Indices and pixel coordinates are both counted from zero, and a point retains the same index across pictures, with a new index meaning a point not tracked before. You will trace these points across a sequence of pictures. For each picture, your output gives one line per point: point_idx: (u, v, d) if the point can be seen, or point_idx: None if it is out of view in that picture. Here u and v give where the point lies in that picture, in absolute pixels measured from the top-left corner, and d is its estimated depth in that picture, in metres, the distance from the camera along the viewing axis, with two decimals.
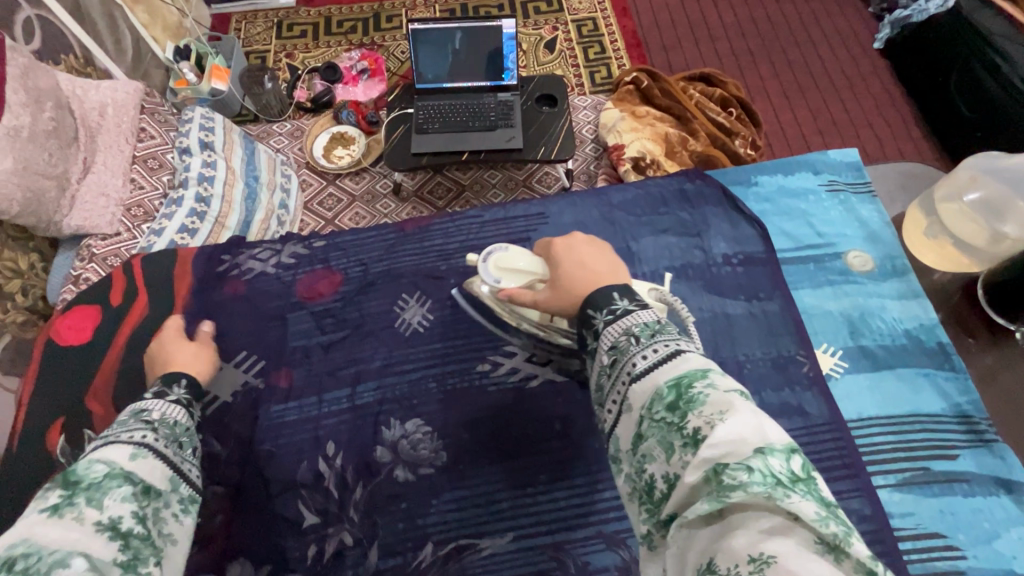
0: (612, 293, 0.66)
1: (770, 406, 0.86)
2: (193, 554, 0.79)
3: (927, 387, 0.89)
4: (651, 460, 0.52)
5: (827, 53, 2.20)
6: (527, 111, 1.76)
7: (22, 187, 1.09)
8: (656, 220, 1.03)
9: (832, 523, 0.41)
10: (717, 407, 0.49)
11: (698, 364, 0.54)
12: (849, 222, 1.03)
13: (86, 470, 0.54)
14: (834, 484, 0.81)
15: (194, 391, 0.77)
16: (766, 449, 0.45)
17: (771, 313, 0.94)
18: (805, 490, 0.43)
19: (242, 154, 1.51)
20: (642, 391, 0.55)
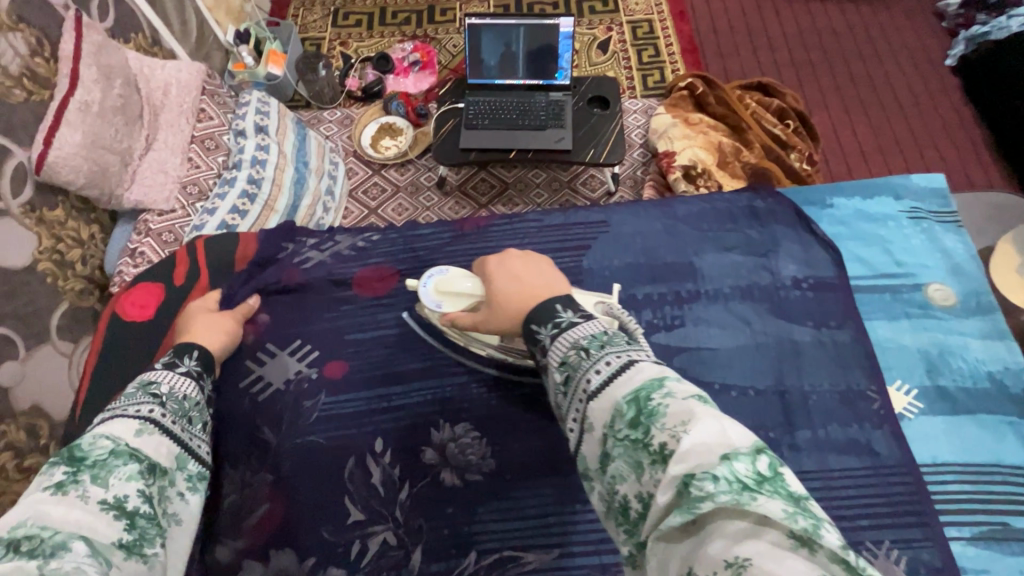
0: (555, 305, 0.64)
1: (835, 442, 0.83)
2: (239, 539, 0.80)
3: (1010, 436, 0.84)
4: (621, 480, 0.49)
5: (894, 68, 2.10)
6: (578, 111, 1.72)
7: (89, 160, 1.14)
8: (722, 237, 0.99)
9: (802, 517, 0.40)
10: (678, 417, 0.47)
11: (654, 372, 0.52)
12: (931, 252, 0.96)
13: (91, 446, 0.56)
14: (901, 531, 0.77)
15: (205, 365, 0.77)
16: (731, 453, 0.43)
17: (842, 343, 0.89)
18: (772, 490, 0.42)
19: (294, 140, 1.51)
20: (601, 408, 0.52)
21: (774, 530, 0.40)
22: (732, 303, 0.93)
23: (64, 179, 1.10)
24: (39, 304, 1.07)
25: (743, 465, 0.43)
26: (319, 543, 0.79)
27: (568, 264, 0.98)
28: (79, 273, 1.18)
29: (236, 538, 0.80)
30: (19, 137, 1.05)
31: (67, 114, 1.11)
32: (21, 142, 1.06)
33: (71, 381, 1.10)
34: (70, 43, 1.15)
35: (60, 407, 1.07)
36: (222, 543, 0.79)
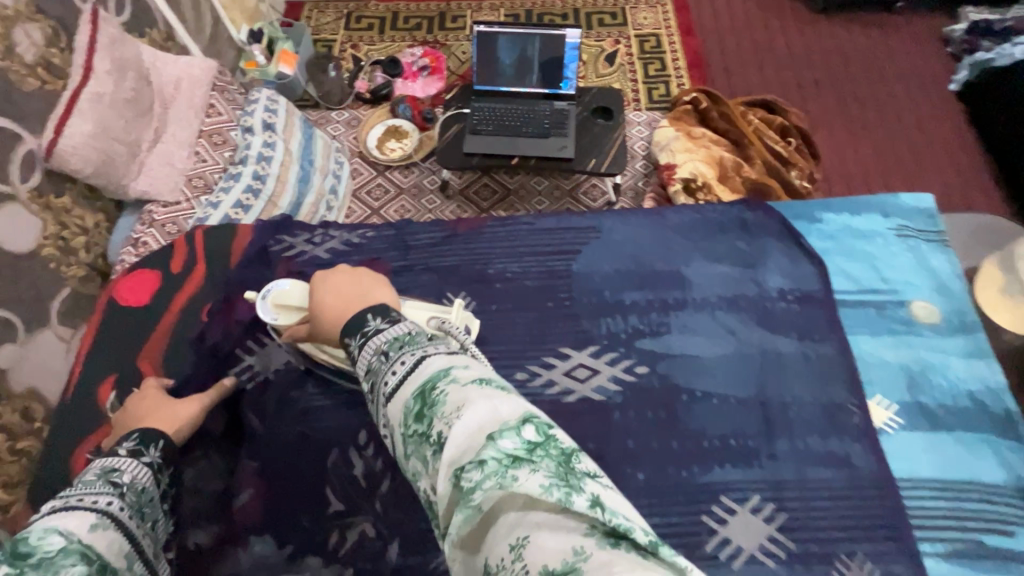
0: (365, 315, 0.65)
1: (815, 453, 0.84)
2: (220, 523, 0.81)
3: (987, 454, 0.84)
4: (417, 478, 0.49)
5: (898, 92, 2.11)
6: (582, 121, 1.75)
7: (97, 150, 1.16)
8: (712, 247, 1.00)
9: (565, 478, 0.42)
10: (453, 405, 0.47)
11: (441, 363, 0.53)
12: (917, 270, 0.97)
13: (38, 542, 0.54)
14: (877, 545, 0.78)
15: (167, 455, 0.76)
16: (497, 433, 0.44)
17: (825, 356, 0.90)
18: (538, 459, 0.43)
19: (301, 138, 1.54)
20: (395, 409, 0.52)
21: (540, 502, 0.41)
22: (719, 312, 0.94)
23: (72, 167, 1.13)
24: (42, 289, 1.10)
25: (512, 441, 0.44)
26: (301, 532, 0.80)
27: (557, 267, 0.99)
28: (83, 260, 1.20)
29: (219, 522, 0.81)
30: (31, 124, 1.09)
31: (78, 104, 1.14)
32: (32, 129, 1.08)
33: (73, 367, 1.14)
34: (85, 34, 1.19)
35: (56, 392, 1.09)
36: (203, 527, 0.81)
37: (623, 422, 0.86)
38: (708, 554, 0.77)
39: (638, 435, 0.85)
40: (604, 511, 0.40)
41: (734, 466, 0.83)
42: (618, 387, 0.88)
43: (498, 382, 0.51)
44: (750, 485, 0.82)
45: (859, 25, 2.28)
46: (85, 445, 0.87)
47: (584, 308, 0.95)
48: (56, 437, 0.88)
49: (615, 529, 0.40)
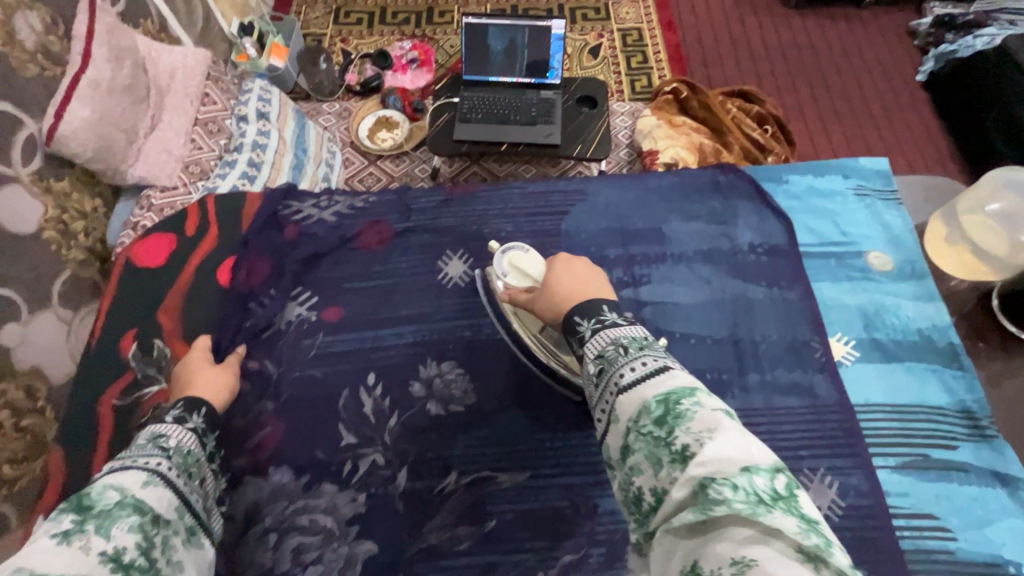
0: (602, 305, 0.71)
1: (781, 384, 0.93)
2: (238, 459, 0.88)
3: (934, 381, 0.94)
4: (639, 472, 0.55)
5: (868, 83, 2.24)
6: (568, 109, 1.84)
7: (96, 134, 1.21)
8: (688, 208, 1.09)
9: (815, 536, 0.44)
10: (705, 424, 0.51)
11: (687, 380, 0.57)
12: (873, 224, 1.07)
13: (99, 496, 0.59)
14: (836, 460, 0.87)
15: (210, 422, 0.79)
16: (751, 467, 0.48)
17: (791, 301, 1.00)
18: (787, 508, 0.46)
19: (294, 126, 1.59)
20: (629, 403, 0.58)
21: (781, 539, 0.43)
22: (694, 265, 1.03)
23: (72, 151, 1.18)
24: (42, 269, 1.15)
25: (761, 480, 0.48)
26: (314, 463, 0.88)
27: (547, 227, 1.07)
28: (82, 243, 1.26)
29: (239, 456, 0.88)
30: (32, 109, 1.13)
31: (77, 89, 1.18)
32: (32, 114, 1.13)
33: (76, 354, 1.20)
34: (82, 24, 1.23)
35: (58, 369, 1.15)
36: (226, 462, 0.87)
37: None
38: None
39: None
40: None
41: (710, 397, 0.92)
42: None
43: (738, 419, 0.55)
44: None
45: (830, 20, 2.40)
46: (107, 393, 0.93)
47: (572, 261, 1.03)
48: (77, 389, 0.94)
49: None
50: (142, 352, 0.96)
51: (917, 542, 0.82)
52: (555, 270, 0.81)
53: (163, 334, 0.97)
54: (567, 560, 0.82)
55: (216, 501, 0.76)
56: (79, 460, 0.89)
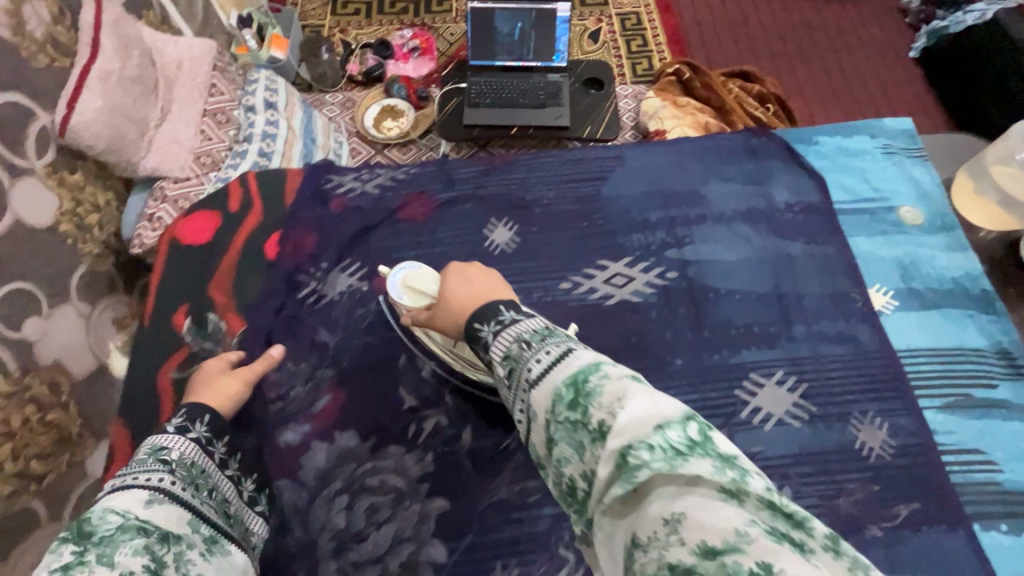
0: (497, 305, 0.65)
1: (826, 333, 0.96)
2: (303, 425, 0.89)
3: (971, 326, 0.97)
4: (566, 462, 0.48)
5: (863, 60, 2.27)
6: (575, 92, 1.85)
7: (108, 126, 1.15)
8: (724, 170, 1.12)
9: (733, 472, 0.40)
10: (613, 395, 0.46)
11: (590, 356, 0.51)
12: (903, 181, 1.11)
13: (99, 521, 0.55)
14: (884, 403, 0.90)
15: (216, 428, 0.75)
16: (662, 423, 0.43)
17: (830, 254, 1.03)
18: (702, 452, 0.42)
19: (301, 117, 1.51)
20: (542, 395, 0.51)
21: (702, 484, 0.40)
22: (735, 224, 1.06)
23: (85, 143, 1.12)
24: (59, 264, 1.12)
25: (675, 433, 0.43)
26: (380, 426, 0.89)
27: (587, 192, 1.09)
28: (96, 237, 1.22)
29: (306, 422, 0.89)
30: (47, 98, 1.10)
31: (88, 80, 1.13)
32: (44, 106, 1.08)
33: (97, 350, 1.19)
34: (89, 13, 1.18)
35: (78, 365, 1.14)
36: (293, 429, 0.89)
37: (658, 317, 0.98)
38: (742, 419, 0.89)
39: (675, 327, 0.97)
40: (774, 500, 0.39)
41: (759, 348, 0.95)
42: (651, 289, 1.00)
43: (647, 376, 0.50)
44: (773, 362, 0.94)
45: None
46: (165, 368, 0.93)
47: (613, 225, 1.06)
48: (134, 365, 0.95)
49: (796, 517, 0.38)
50: (197, 327, 0.96)
51: (966, 475, 0.86)
52: (444, 291, 0.76)
53: (217, 309, 0.97)
54: None
55: (240, 504, 0.75)
56: (142, 434, 0.89)
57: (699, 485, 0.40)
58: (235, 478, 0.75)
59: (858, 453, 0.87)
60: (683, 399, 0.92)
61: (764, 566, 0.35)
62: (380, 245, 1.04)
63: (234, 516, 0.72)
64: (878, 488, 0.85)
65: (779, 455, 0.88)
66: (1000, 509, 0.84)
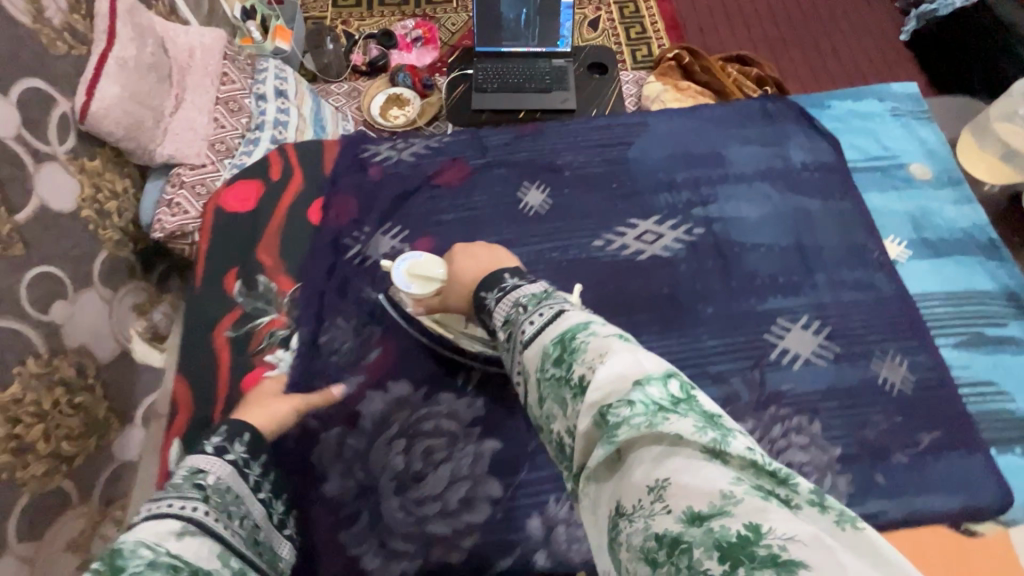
0: (501, 273, 0.70)
1: (846, 281, 1.02)
2: (357, 375, 0.94)
3: (981, 271, 1.03)
4: (555, 419, 0.52)
5: (857, 43, 2.22)
6: (580, 76, 1.89)
7: (126, 111, 1.13)
8: (743, 133, 1.17)
9: (712, 431, 0.42)
10: (596, 351, 0.49)
11: (579, 317, 0.55)
12: (911, 140, 1.17)
13: (128, 558, 0.49)
14: (904, 343, 0.96)
15: (256, 446, 0.71)
16: (642, 379, 0.45)
17: (846, 209, 1.09)
18: (684, 409, 0.43)
19: (312, 107, 1.48)
20: (533, 353, 0.56)
21: (684, 445, 0.41)
22: (756, 183, 1.12)
23: (105, 130, 1.10)
24: (83, 251, 1.10)
25: (657, 390, 0.45)
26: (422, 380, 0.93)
27: (615, 156, 1.14)
28: (116, 223, 1.19)
29: (359, 373, 0.94)
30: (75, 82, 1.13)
31: (106, 66, 1.11)
32: (64, 92, 1.07)
33: (120, 335, 1.16)
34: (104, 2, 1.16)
35: (104, 350, 1.11)
36: (347, 380, 0.93)
37: (688, 270, 1.03)
38: (772, 360, 0.95)
39: (704, 279, 1.03)
40: (756, 459, 0.40)
41: (783, 296, 1.01)
42: (680, 245, 1.06)
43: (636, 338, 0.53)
44: (798, 308, 1.00)
45: None
46: (220, 327, 0.97)
47: (640, 186, 1.11)
48: (188, 326, 0.98)
49: (778, 475, 0.39)
50: (247, 288, 1.00)
51: (981, 404, 0.93)
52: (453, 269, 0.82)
53: (266, 271, 1.01)
54: None
55: (266, 532, 0.69)
56: (201, 390, 0.92)
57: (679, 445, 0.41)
58: (269, 503, 0.70)
59: (882, 388, 0.93)
60: (716, 344, 0.97)
61: (753, 527, 0.36)
62: (420, 208, 1.09)
63: (262, 544, 0.68)
64: (902, 418, 0.90)
65: (807, 392, 0.93)
66: (1014, 434, 0.90)
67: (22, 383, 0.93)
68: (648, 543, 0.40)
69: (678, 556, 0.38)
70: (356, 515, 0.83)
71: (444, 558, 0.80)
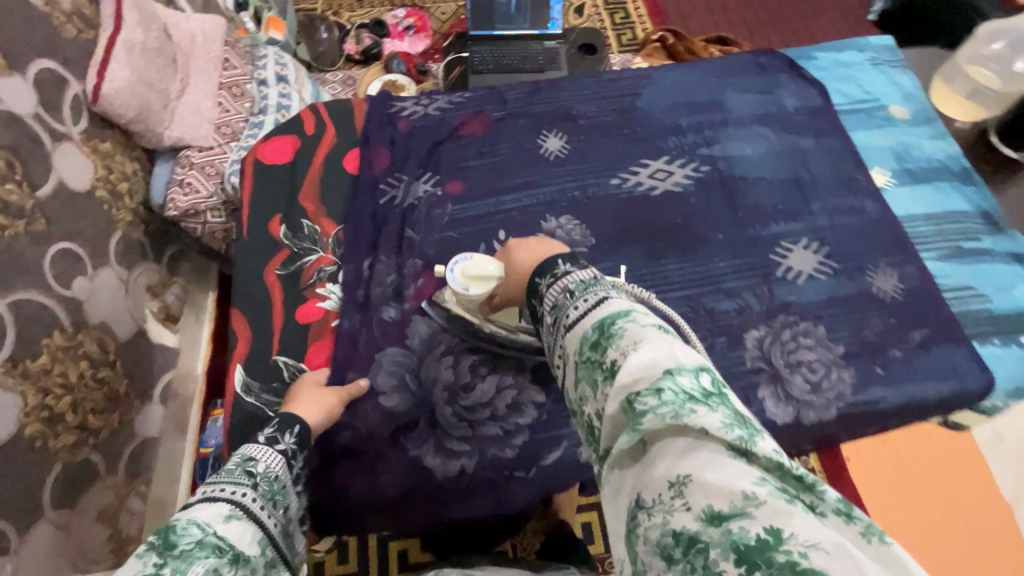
0: (556, 260, 0.65)
1: (840, 207, 1.13)
2: (401, 304, 1.00)
3: (957, 195, 1.15)
4: (586, 402, 0.53)
5: (830, 24, 2.32)
6: (571, 58, 1.92)
7: (135, 94, 1.27)
8: (739, 82, 1.28)
9: (739, 429, 0.43)
10: (631, 338, 0.50)
11: (622, 303, 0.55)
12: (890, 86, 1.29)
13: (183, 531, 0.55)
14: (893, 258, 1.07)
15: (302, 441, 0.78)
16: (675, 368, 0.47)
17: (836, 146, 1.20)
18: (713, 403, 0.45)
19: (310, 92, 1.62)
20: (573, 338, 0.56)
21: (712, 441, 0.43)
22: (754, 126, 1.22)
23: (116, 110, 1.24)
24: (99, 228, 1.24)
25: (687, 380, 0.47)
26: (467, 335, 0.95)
27: (624, 105, 1.24)
28: (127, 205, 1.34)
29: (405, 301, 1.01)
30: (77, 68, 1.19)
31: (114, 49, 1.24)
32: (76, 75, 1.19)
33: (137, 315, 1.34)
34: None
35: (121, 327, 1.28)
36: (394, 308, 1.00)
37: (698, 204, 1.13)
38: (778, 276, 1.05)
39: (714, 211, 1.12)
40: (781, 463, 0.42)
41: (786, 222, 1.11)
42: (689, 181, 1.15)
43: (675, 330, 0.53)
44: (798, 230, 1.10)
45: None
46: (271, 265, 1.04)
47: (649, 132, 1.21)
48: (237, 267, 1.05)
49: (798, 477, 0.41)
50: (293, 232, 1.07)
51: (962, 305, 1.04)
52: (508, 264, 0.80)
53: (310, 215, 1.09)
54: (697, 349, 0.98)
55: (297, 526, 0.73)
56: (260, 321, 0.99)
57: (705, 440, 0.43)
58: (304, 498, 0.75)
59: (878, 296, 1.03)
60: (728, 265, 1.06)
61: (774, 532, 0.38)
62: (448, 155, 1.17)
63: (293, 537, 0.72)
64: (895, 320, 1.01)
65: (810, 300, 1.03)
66: (992, 328, 1.02)
67: (51, 355, 1.07)
68: (665, 539, 0.42)
69: (693, 556, 0.41)
70: (414, 421, 0.91)
71: (497, 454, 0.89)
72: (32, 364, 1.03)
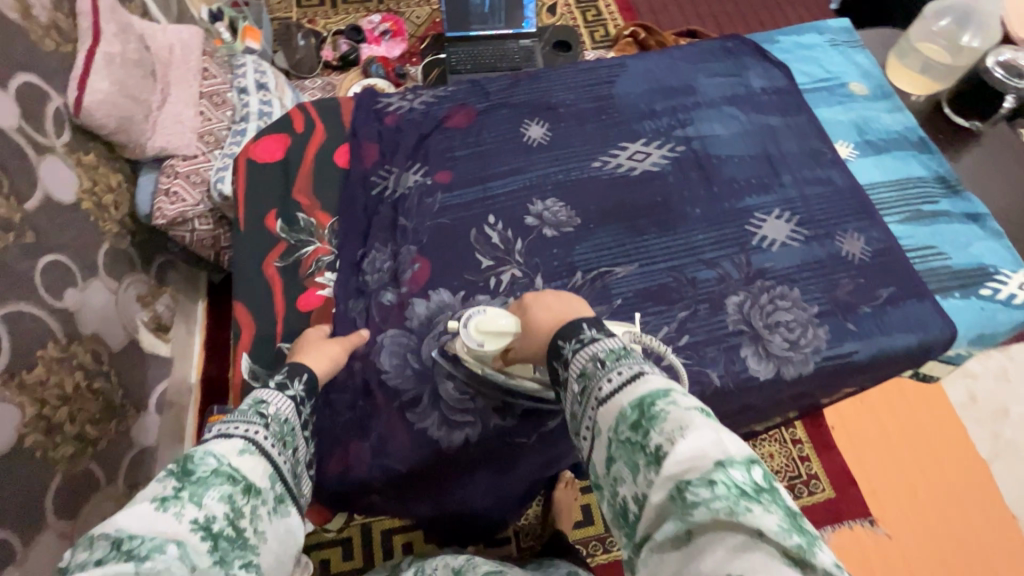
0: (580, 323, 0.71)
1: (809, 178, 1.20)
2: (399, 288, 1.04)
3: (915, 163, 1.23)
4: (622, 482, 0.58)
5: (793, 14, 2.42)
6: (547, 54, 1.97)
7: (116, 106, 1.28)
8: (707, 67, 1.35)
9: (794, 534, 0.48)
10: (676, 423, 0.55)
11: (660, 383, 0.60)
12: (849, 65, 1.37)
13: (200, 460, 0.60)
14: (859, 223, 1.14)
15: (310, 389, 0.81)
16: (725, 462, 0.52)
17: (802, 123, 1.27)
18: (765, 501, 0.50)
19: (291, 99, 1.66)
20: (608, 413, 0.61)
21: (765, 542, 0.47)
22: (724, 107, 1.29)
23: (98, 122, 1.25)
24: (87, 239, 1.25)
25: (739, 474, 0.51)
26: (483, 381, 0.93)
27: (601, 92, 1.30)
28: (114, 216, 1.35)
29: (403, 286, 1.04)
30: (58, 81, 1.19)
31: (94, 62, 1.25)
32: (57, 88, 1.19)
33: (126, 323, 1.35)
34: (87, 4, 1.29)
35: (112, 337, 1.29)
36: (391, 293, 1.03)
37: (675, 182, 1.19)
38: (754, 245, 1.11)
39: (691, 188, 1.18)
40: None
41: (758, 195, 1.18)
42: (665, 160, 1.21)
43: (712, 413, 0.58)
44: (771, 202, 1.17)
45: None
46: (269, 258, 1.08)
47: (626, 117, 1.27)
48: (235, 262, 1.09)
49: None
50: (288, 226, 1.12)
51: (925, 262, 1.11)
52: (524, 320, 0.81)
53: (305, 209, 1.13)
54: (682, 316, 1.04)
55: (307, 465, 0.77)
56: (262, 311, 1.04)
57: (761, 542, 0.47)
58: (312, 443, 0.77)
59: (847, 258, 1.10)
60: (706, 238, 1.12)
61: None
62: (435, 146, 1.21)
63: (303, 476, 0.75)
64: (864, 279, 1.08)
65: (786, 265, 1.10)
66: (953, 281, 1.09)
67: (46, 367, 1.08)
68: None
69: None
70: (418, 397, 0.95)
71: (499, 424, 0.93)
72: (28, 375, 1.04)
